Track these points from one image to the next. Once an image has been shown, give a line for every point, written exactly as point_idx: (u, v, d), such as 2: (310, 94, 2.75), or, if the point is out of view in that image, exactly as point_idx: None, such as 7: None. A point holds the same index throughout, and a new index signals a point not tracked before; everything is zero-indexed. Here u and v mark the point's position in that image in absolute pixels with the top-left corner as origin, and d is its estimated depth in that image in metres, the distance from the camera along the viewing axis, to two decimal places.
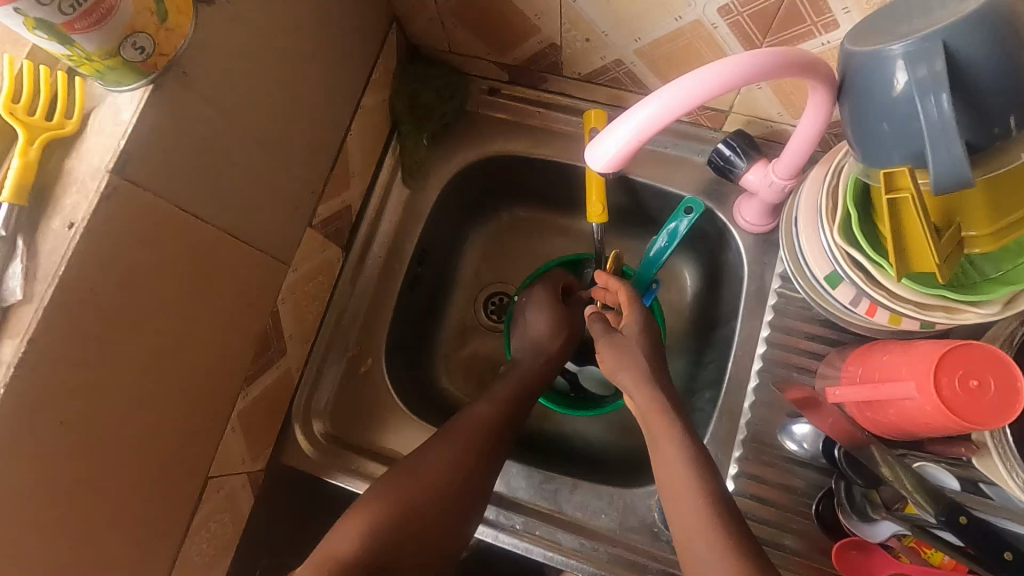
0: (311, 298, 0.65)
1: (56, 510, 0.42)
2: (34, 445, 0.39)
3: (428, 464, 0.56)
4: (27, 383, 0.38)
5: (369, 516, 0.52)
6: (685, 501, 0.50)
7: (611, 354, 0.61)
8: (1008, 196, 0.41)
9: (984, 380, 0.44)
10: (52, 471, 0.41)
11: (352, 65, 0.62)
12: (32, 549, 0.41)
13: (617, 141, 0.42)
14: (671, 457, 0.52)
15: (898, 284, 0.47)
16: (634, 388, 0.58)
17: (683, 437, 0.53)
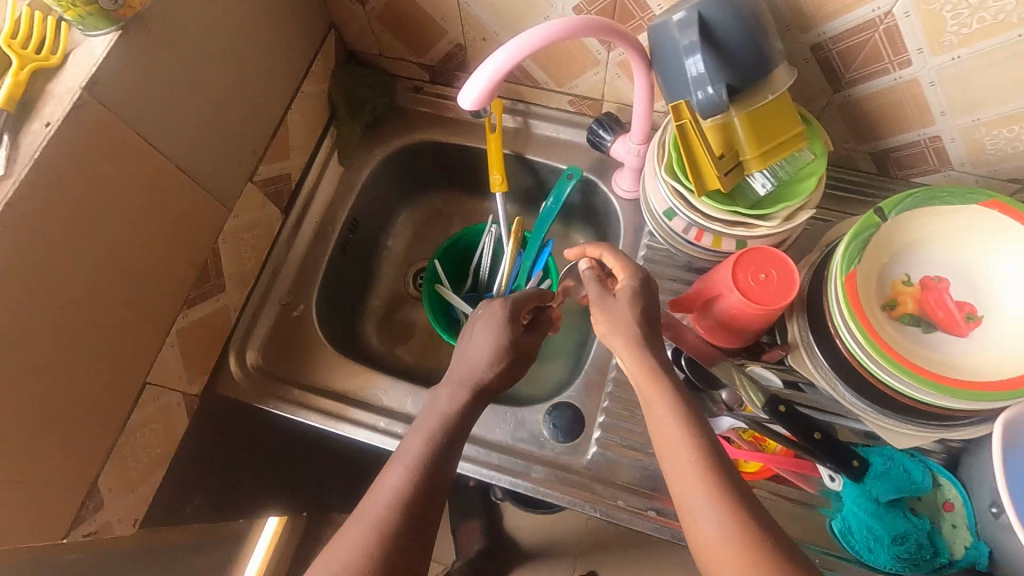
0: (250, 246, 0.75)
1: (13, 366, 0.50)
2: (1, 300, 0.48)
3: (424, 446, 0.54)
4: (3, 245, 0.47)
5: (381, 494, 0.51)
6: (679, 456, 0.50)
7: (604, 319, 0.57)
8: (767, 128, 0.56)
9: (768, 273, 0.58)
10: (14, 328, 0.49)
11: (293, 55, 0.76)
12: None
13: (478, 85, 0.55)
14: (668, 422, 0.51)
15: (707, 205, 0.60)
16: (624, 351, 0.55)
17: (671, 395, 0.53)
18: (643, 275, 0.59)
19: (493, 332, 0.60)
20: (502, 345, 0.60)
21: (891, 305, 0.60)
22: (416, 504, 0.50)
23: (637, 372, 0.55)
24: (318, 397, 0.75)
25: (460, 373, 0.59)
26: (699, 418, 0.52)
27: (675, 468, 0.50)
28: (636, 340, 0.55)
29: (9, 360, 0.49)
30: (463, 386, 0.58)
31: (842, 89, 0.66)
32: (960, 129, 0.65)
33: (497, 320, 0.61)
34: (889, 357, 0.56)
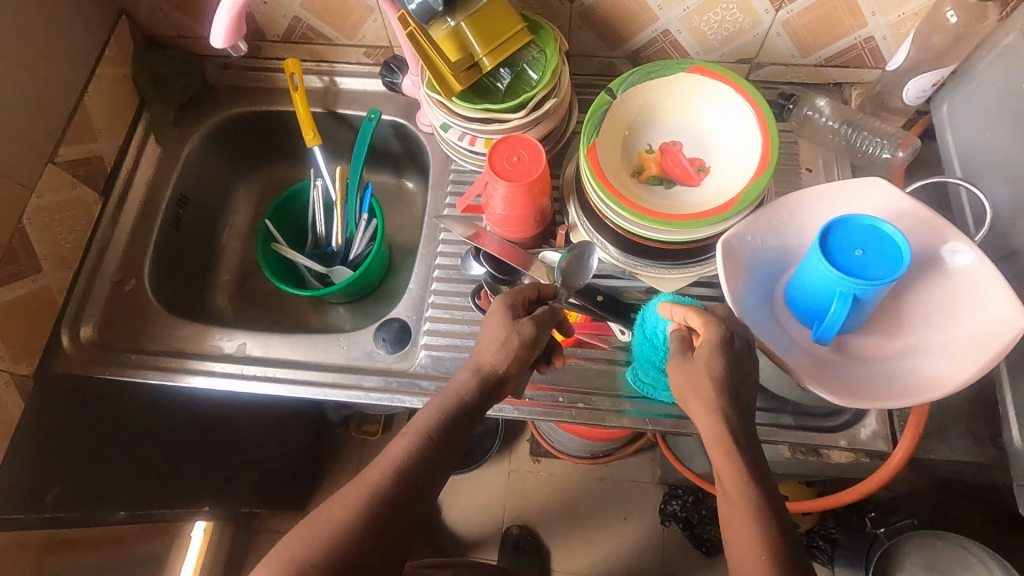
0: (65, 227, 0.77)
1: None
2: None
3: (430, 420, 0.55)
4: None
5: (374, 475, 0.52)
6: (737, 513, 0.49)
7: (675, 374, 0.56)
8: (491, 27, 0.64)
9: (520, 154, 0.66)
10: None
11: (77, 38, 0.79)
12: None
13: (221, 22, 0.61)
14: (733, 477, 0.50)
15: (463, 108, 0.68)
16: (698, 407, 0.54)
17: (747, 482, 0.50)
18: (732, 335, 0.56)
19: (505, 321, 0.60)
20: (516, 344, 0.58)
21: (639, 171, 0.70)
22: (407, 481, 0.52)
23: (708, 434, 0.53)
24: (158, 358, 0.78)
25: (472, 358, 0.59)
26: (773, 493, 0.50)
27: (728, 513, 0.50)
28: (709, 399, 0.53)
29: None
30: (473, 379, 0.58)
31: None
32: (676, 19, 0.77)
33: (507, 313, 0.60)
34: (625, 205, 0.65)
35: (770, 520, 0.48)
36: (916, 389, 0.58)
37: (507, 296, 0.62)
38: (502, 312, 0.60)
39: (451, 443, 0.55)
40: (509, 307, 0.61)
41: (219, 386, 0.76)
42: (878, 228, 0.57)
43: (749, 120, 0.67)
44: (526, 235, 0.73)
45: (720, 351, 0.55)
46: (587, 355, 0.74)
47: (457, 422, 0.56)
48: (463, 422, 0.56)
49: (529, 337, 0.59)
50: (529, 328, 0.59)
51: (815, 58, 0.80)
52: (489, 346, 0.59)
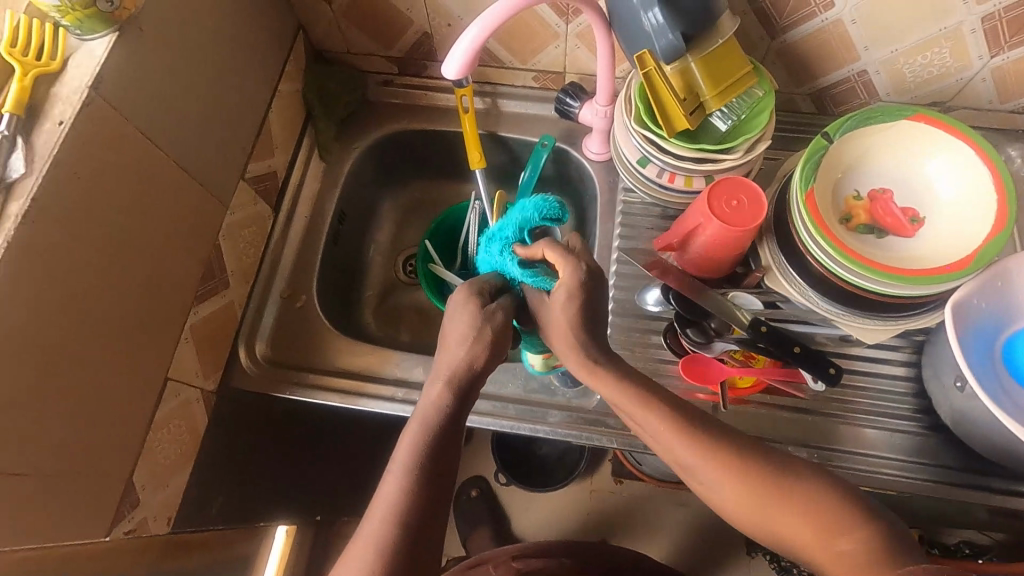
0: (248, 243, 0.78)
1: (53, 371, 0.51)
2: (40, 300, 0.49)
3: (422, 442, 0.55)
4: (34, 235, 0.48)
5: (385, 508, 0.51)
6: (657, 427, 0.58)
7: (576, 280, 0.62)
8: (721, 67, 0.62)
9: (740, 199, 0.64)
10: (54, 328, 0.50)
11: (268, 55, 0.79)
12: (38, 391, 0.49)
13: (457, 56, 0.60)
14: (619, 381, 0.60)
15: (676, 147, 0.67)
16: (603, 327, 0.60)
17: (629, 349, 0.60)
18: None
19: (472, 318, 0.60)
20: (483, 335, 0.59)
21: (846, 219, 0.68)
22: (422, 502, 0.52)
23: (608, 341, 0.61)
24: (332, 379, 0.78)
25: (442, 362, 0.59)
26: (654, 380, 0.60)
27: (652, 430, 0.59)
28: (603, 301, 0.61)
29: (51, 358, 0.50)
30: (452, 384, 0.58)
31: (778, 35, 0.73)
32: (879, 61, 0.74)
33: (470, 306, 0.61)
34: (834, 244, 0.65)
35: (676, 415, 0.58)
36: None
37: (467, 291, 0.62)
38: (468, 311, 0.60)
39: (447, 433, 0.56)
40: (473, 297, 0.62)
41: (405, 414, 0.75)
42: None
43: (979, 174, 0.65)
44: (718, 273, 0.73)
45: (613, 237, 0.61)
46: (779, 401, 0.74)
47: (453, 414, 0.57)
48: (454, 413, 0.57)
49: (501, 327, 0.60)
50: (497, 317, 0.60)
51: (1012, 105, 0.77)
52: (460, 346, 0.59)
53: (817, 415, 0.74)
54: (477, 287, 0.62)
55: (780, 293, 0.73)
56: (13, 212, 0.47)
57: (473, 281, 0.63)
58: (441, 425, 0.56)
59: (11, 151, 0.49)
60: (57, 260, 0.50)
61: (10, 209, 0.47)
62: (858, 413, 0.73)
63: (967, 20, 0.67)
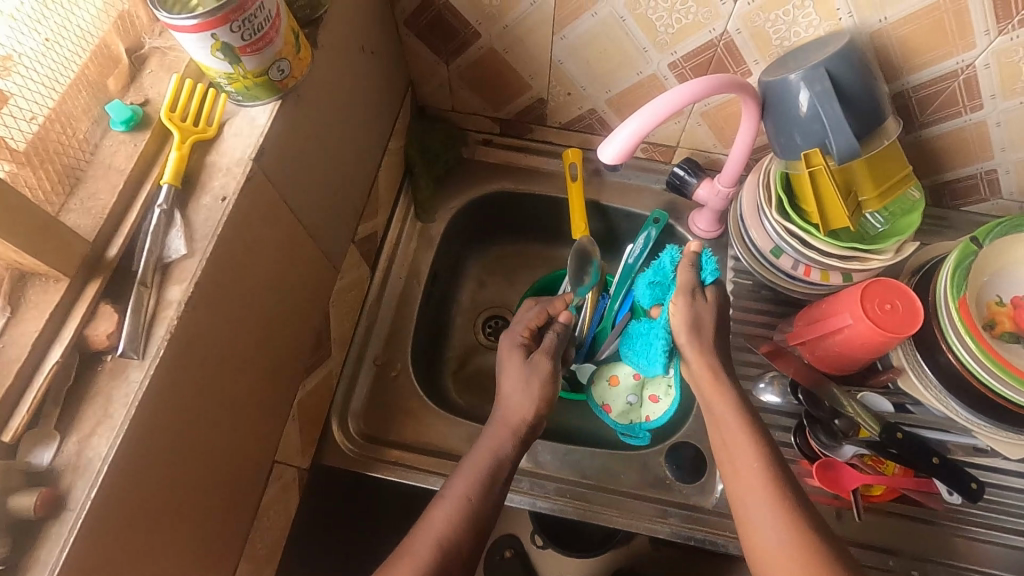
0: (349, 307, 0.73)
1: (189, 469, 0.46)
2: (191, 392, 0.44)
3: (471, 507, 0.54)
4: (192, 324, 0.43)
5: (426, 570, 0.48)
6: (746, 468, 0.54)
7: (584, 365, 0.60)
8: (882, 168, 0.61)
9: (893, 303, 0.61)
10: (195, 422, 0.45)
11: (384, 113, 0.76)
12: (175, 495, 0.45)
13: (622, 139, 0.58)
14: (726, 412, 0.58)
15: (825, 243, 0.64)
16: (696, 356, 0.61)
17: (733, 395, 0.59)
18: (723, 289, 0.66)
19: (519, 364, 0.63)
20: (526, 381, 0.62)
21: (990, 325, 0.65)
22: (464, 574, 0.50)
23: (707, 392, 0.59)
24: (428, 458, 0.72)
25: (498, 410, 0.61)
26: (761, 428, 0.57)
27: (739, 472, 0.55)
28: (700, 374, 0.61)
29: (189, 455, 0.45)
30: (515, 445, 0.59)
31: (915, 130, 0.72)
32: (1013, 162, 0.73)
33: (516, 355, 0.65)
34: (981, 344, 0.62)
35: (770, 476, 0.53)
36: None
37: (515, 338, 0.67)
38: (514, 358, 0.64)
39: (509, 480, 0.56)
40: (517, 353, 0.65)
41: (514, 505, 0.69)
42: None
43: None
44: (846, 372, 0.70)
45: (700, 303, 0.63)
46: (910, 511, 0.70)
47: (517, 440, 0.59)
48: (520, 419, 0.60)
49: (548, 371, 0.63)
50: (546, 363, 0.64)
51: None
52: (513, 395, 0.61)
53: (943, 527, 0.69)
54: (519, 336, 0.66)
55: (911, 396, 0.69)
56: (175, 298, 0.43)
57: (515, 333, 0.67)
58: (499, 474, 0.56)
59: (169, 227, 0.45)
60: (208, 349, 0.45)
61: (172, 295, 0.43)
62: (986, 528, 0.69)
63: None
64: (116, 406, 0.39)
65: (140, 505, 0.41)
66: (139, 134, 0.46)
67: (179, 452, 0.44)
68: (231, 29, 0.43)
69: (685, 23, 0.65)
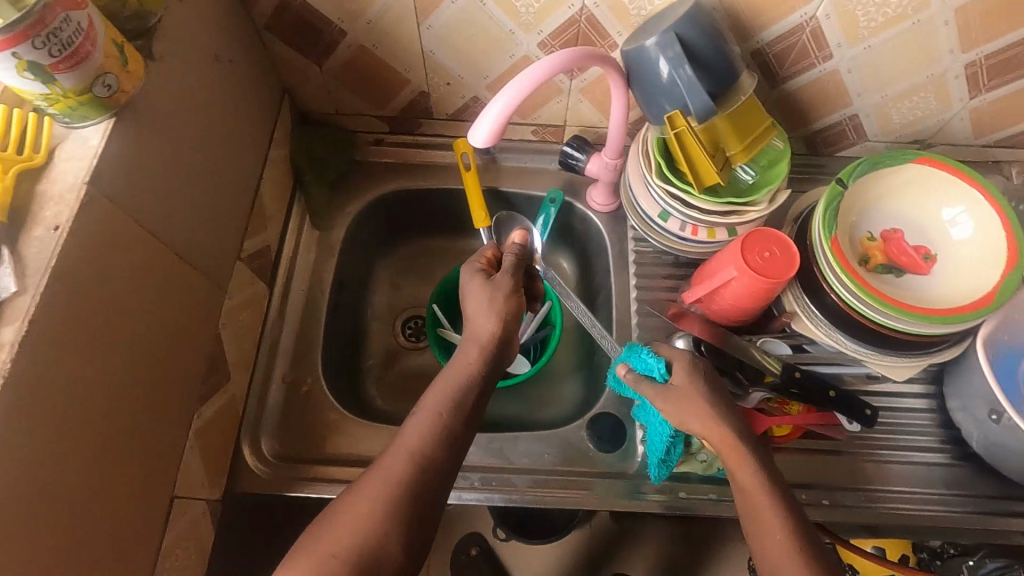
0: (246, 327, 0.70)
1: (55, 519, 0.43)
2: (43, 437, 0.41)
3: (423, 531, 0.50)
4: (34, 364, 0.41)
5: None
6: (770, 530, 0.52)
7: (674, 401, 0.59)
8: (743, 123, 0.63)
9: (771, 250, 0.64)
10: (54, 468, 0.42)
11: (259, 123, 0.73)
12: (44, 547, 0.42)
13: (489, 122, 0.58)
14: (754, 482, 0.55)
15: (703, 201, 0.66)
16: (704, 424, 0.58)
17: (754, 464, 0.56)
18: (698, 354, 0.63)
19: (483, 286, 0.62)
20: (501, 301, 0.61)
21: (865, 260, 0.69)
22: None
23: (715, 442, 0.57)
24: (350, 469, 0.70)
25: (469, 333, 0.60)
26: (784, 490, 0.55)
27: (761, 534, 0.53)
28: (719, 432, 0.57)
29: (54, 503, 0.43)
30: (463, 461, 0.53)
31: (778, 85, 0.75)
32: (871, 106, 0.78)
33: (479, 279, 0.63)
34: (856, 281, 0.66)
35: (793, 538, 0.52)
36: None
37: (473, 266, 0.65)
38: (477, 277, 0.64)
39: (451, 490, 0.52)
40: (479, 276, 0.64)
41: None
42: None
43: (986, 212, 0.66)
44: (744, 323, 0.73)
45: (695, 367, 0.61)
46: (818, 445, 0.73)
47: (441, 432, 0.53)
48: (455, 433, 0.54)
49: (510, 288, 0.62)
50: (506, 283, 0.62)
51: (986, 140, 0.83)
52: (485, 316, 0.60)
53: (851, 455, 0.73)
54: (479, 264, 0.66)
55: (806, 336, 0.73)
56: (7, 339, 0.40)
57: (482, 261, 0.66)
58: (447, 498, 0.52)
59: None
60: (62, 388, 0.43)
61: (4, 335, 0.40)
62: (888, 449, 0.73)
63: (951, 68, 0.72)
64: None
65: None
66: None
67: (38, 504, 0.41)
68: (34, 45, 0.40)
69: (544, 1, 0.66)
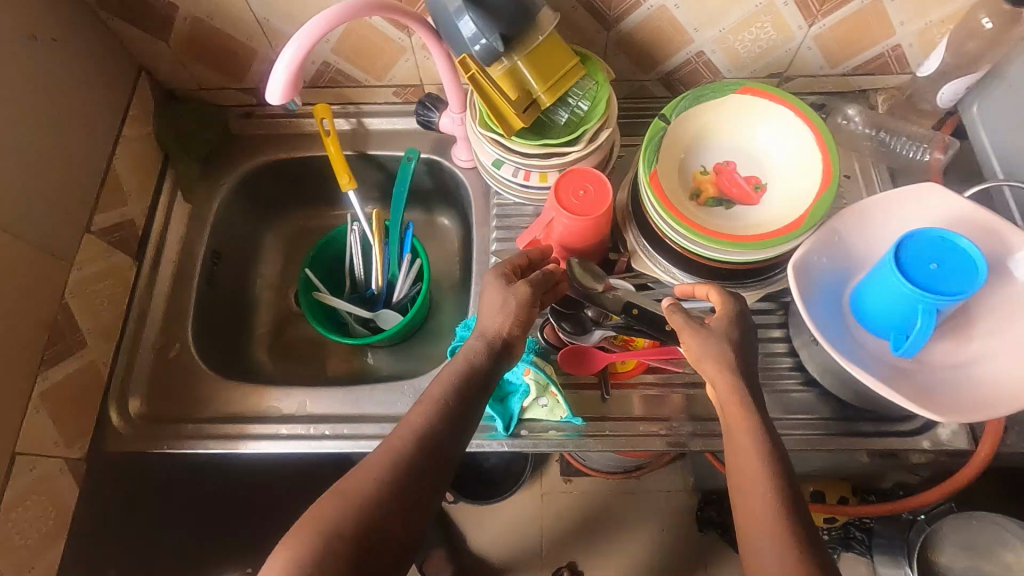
0: (104, 297, 0.74)
1: None
2: None
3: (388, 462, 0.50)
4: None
5: None
6: (755, 496, 0.49)
7: (699, 351, 0.57)
8: (545, 65, 0.64)
9: (586, 188, 0.66)
10: None
11: (105, 102, 0.75)
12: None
13: (280, 75, 0.59)
14: (748, 444, 0.52)
15: (520, 145, 0.67)
16: (718, 377, 0.56)
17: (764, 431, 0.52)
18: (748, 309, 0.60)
19: (502, 290, 0.61)
20: (517, 305, 0.60)
21: (696, 194, 0.70)
22: None
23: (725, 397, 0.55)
24: (214, 425, 0.74)
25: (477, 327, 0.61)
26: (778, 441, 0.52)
27: (747, 500, 0.50)
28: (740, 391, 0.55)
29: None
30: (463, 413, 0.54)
31: (612, 26, 0.76)
32: (711, 41, 0.77)
33: (500, 284, 0.62)
34: (677, 215, 0.66)
35: (783, 506, 0.48)
36: (988, 401, 0.58)
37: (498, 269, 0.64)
38: (498, 282, 0.62)
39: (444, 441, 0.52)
40: (500, 280, 0.63)
41: (294, 450, 0.72)
42: (948, 238, 0.57)
43: (807, 141, 0.68)
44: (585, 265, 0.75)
45: (735, 324, 0.59)
46: (662, 380, 0.73)
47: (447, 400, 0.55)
48: (455, 425, 0.54)
49: (527, 298, 0.61)
50: (526, 293, 0.61)
51: (843, 68, 0.81)
52: (492, 313, 0.60)
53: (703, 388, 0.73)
54: (505, 267, 0.64)
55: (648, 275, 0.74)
56: None
57: (510, 263, 0.65)
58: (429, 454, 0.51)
59: None
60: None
61: None
62: None
63: None
64: None
65: None
66: None
67: None
68: None
69: None
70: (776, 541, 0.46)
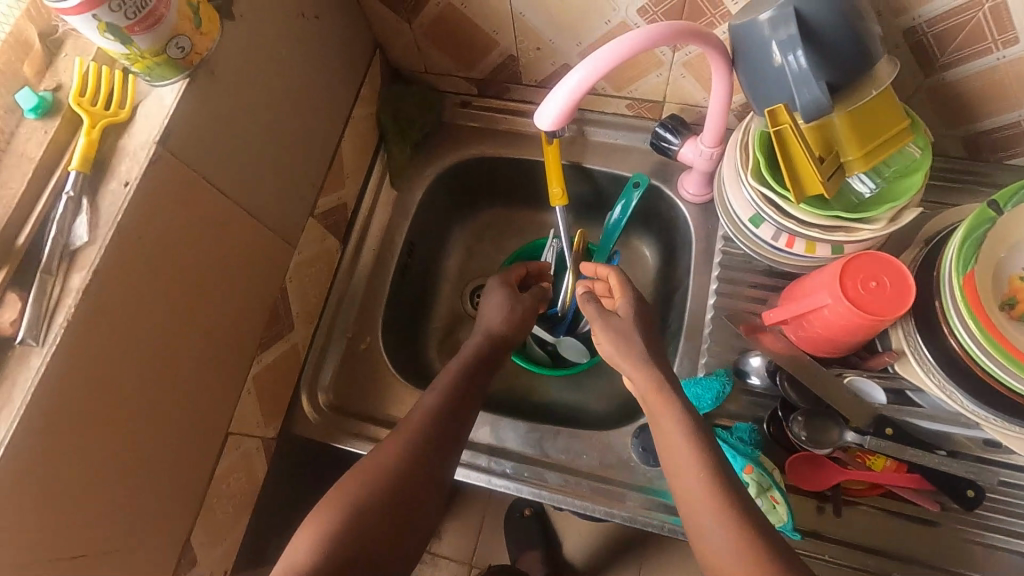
0: (314, 281, 0.73)
1: (109, 446, 0.48)
2: (102, 372, 0.46)
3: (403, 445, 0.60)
4: (89, 311, 0.45)
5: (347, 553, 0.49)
6: (687, 477, 0.55)
7: (608, 334, 0.66)
8: (870, 126, 0.51)
9: (879, 280, 0.54)
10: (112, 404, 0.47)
11: (344, 81, 0.73)
12: (99, 468, 0.48)
13: (558, 102, 0.52)
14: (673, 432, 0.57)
15: (803, 211, 0.56)
16: (635, 367, 0.62)
17: (680, 416, 0.58)
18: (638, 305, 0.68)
19: (506, 297, 0.75)
20: (519, 311, 0.74)
21: (1010, 304, 0.54)
22: None
23: (646, 387, 0.61)
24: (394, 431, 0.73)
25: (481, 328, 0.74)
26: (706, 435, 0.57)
27: (681, 481, 0.56)
28: (659, 379, 0.61)
29: (108, 432, 0.48)
30: (449, 391, 0.65)
31: (935, 73, 0.61)
32: None
33: (504, 291, 0.76)
34: (991, 334, 0.52)
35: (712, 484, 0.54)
36: None
37: (503, 279, 0.77)
38: (502, 291, 0.76)
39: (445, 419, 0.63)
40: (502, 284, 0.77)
41: (470, 482, 0.69)
42: None
43: None
44: (832, 355, 0.63)
45: (617, 330, 0.65)
46: (901, 509, 0.62)
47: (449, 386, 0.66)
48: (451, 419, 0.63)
49: (529, 307, 0.75)
50: (527, 301, 0.76)
51: None
52: (497, 313, 0.74)
53: (950, 531, 0.61)
54: (507, 277, 0.77)
55: (912, 383, 0.60)
56: (75, 285, 0.44)
57: (514, 274, 0.78)
58: (434, 419, 0.62)
59: (76, 213, 0.46)
60: (121, 333, 0.48)
61: (73, 281, 0.44)
62: (1002, 532, 0.60)
63: None
64: (17, 389, 0.42)
65: (51, 479, 0.44)
66: (49, 120, 0.47)
67: (96, 429, 0.47)
68: (111, 8, 0.42)
69: None
70: (715, 510, 0.52)
